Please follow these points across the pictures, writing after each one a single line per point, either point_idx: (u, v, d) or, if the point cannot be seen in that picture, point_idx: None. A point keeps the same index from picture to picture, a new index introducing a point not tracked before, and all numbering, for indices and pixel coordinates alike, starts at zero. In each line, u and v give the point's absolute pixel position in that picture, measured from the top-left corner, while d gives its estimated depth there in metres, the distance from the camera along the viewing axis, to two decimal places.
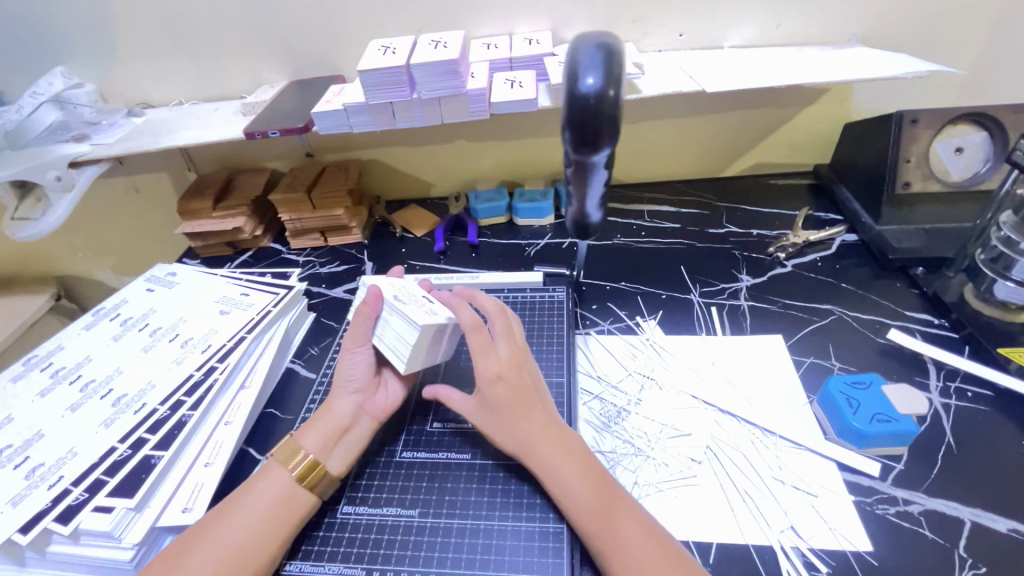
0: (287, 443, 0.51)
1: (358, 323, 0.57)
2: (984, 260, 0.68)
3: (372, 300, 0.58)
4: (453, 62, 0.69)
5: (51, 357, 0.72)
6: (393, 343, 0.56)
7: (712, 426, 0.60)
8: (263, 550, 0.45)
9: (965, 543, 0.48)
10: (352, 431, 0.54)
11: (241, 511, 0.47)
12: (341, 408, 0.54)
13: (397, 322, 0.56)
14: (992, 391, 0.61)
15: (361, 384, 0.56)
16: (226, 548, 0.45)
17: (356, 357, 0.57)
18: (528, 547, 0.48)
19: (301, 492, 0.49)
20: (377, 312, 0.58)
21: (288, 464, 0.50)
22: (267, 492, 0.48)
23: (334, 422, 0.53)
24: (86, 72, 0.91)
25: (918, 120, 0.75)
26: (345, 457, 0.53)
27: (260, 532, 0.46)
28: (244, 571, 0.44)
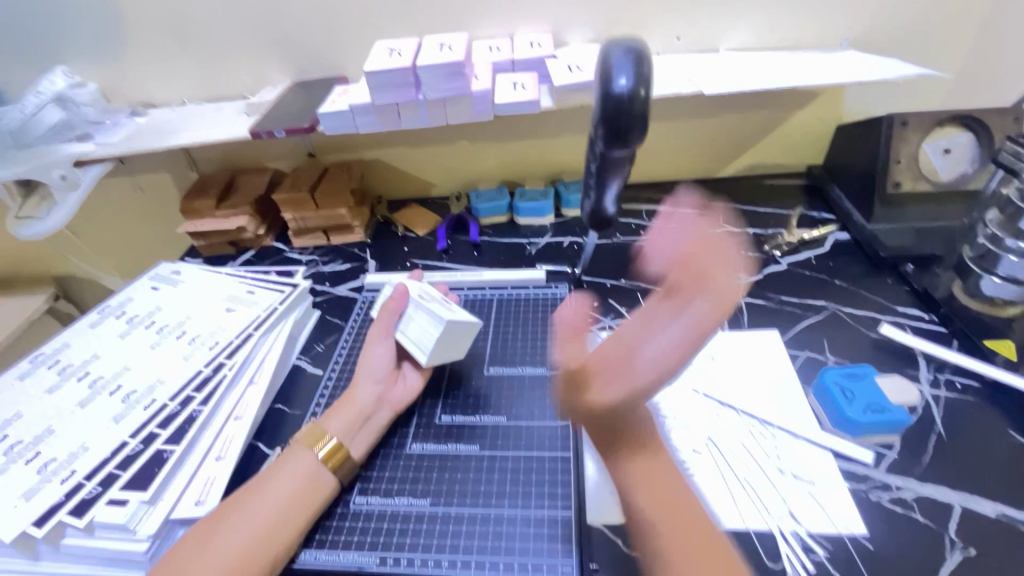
0: (312, 429, 0.54)
1: (385, 318, 0.64)
2: (972, 257, 0.71)
3: (397, 297, 0.65)
4: (458, 64, 0.70)
5: (58, 354, 0.72)
6: (416, 335, 0.62)
7: (712, 418, 0.62)
8: (290, 526, 0.49)
9: (955, 527, 0.50)
10: (373, 418, 0.58)
11: (267, 492, 0.50)
12: (363, 396, 0.58)
13: (421, 317, 0.62)
14: (980, 382, 0.63)
15: (382, 375, 0.60)
16: (256, 525, 0.48)
17: (380, 349, 0.62)
18: (538, 533, 0.50)
19: (324, 474, 0.52)
20: (401, 308, 0.64)
21: (314, 448, 0.53)
22: (293, 474, 0.51)
23: (356, 409, 0.57)
24: (89, 72, 0.91)
25: (908, 122, 0.78)
26: (365, 442, 0.56)
27: (287, 511, 0.49)
28: (273, 546, 0.47)
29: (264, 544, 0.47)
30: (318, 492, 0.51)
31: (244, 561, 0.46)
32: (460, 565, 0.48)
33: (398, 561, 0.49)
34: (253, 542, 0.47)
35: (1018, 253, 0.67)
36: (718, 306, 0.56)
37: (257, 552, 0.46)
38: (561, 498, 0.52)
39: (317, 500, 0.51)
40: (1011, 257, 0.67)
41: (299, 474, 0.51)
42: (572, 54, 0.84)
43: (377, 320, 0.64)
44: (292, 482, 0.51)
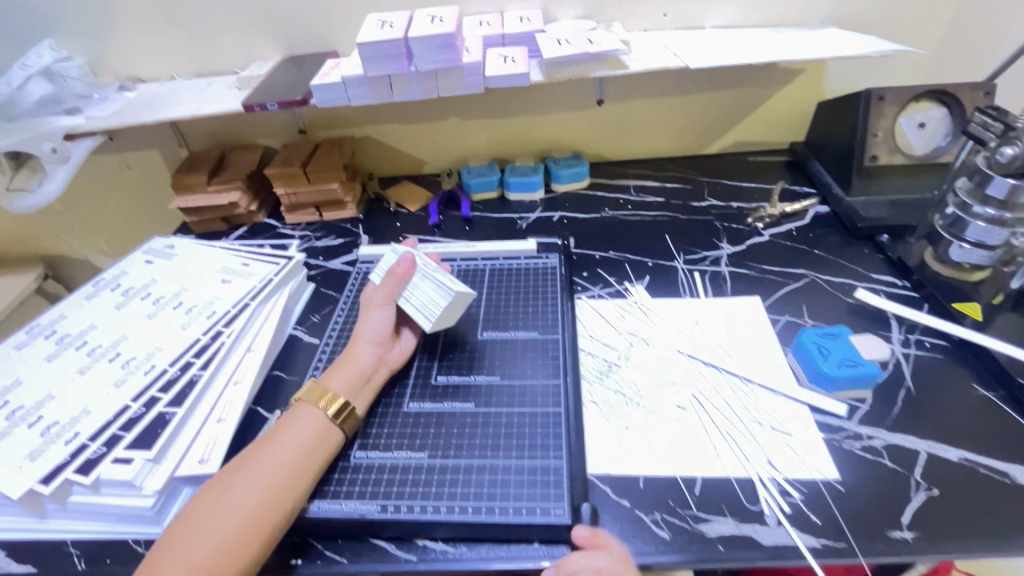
0: (316, 386, 0.56)
1: (390, 285, 0.64)
2: (942, 225, 0.74)
3: (404, 265, 0.65)
4: (449, 36, 0.71)
5: (55, 325, 0.73)
6: (420, 303, 0.63)
7: (696, 377, 0.65)
8: (297, 482, 0.50)
9: (920, 471, 0.54)
10: (373, 378, 0.60)
11: (278, 446, 0.51)
12: (364, 356, 0.60)
13: (427, 285, 0.64)
14: (947, 341, 0.67)
15: (382, 337, 0.62)
16: (269, 478, 0.49)
17: (382, 314, 0.63)
18: (532, 481, 0.53)
19: (332, 429, 0.54)
20: (407, 276, 0.65)
21: (319, 404, 0.55)
22: (301, 429, 0.53)
23: (359, 368, 0.59)
24: (75, 46, 0.91)
25: (884, 97, 0.81)
26: (367, 399, 0.58)
27: (298, 463, 0.51)
28: (282, 500, 0.49)
29: (279, 496, 0.48)
30: (326, 446, 0.53)
31: (260, 512, 0.47)
32: (457, 510, 0.50)
33: (399, 507, 0.51)
34: (268, 494, 0.48)
35: (985, 219, 0.70)
36: None
37: (271, 504, 0.48)
38: (554, 449, 0.55)
39: (325, 454, 0.53)
40: (977, 222, 0.70)
41: (309, 429, 0.53)
42: (561, 29, 0.85)
43: (381, 286, 0.64)
44: (301, 437, 0.52)
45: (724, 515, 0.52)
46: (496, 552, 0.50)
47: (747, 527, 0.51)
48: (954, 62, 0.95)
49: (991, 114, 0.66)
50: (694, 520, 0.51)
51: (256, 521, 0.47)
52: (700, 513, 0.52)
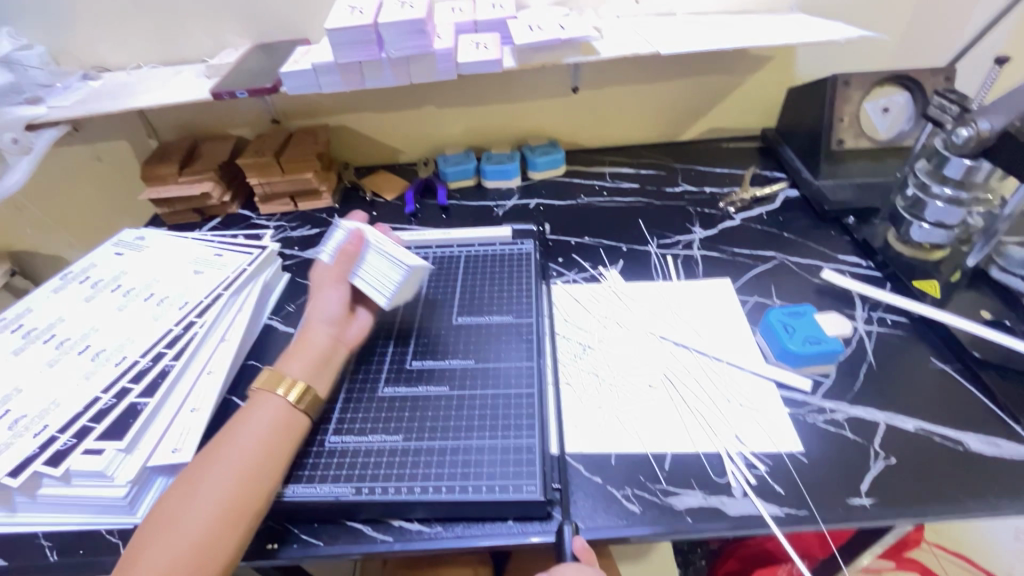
0: (272, 372, 0.55)
1: (342, 263, 0.64)
2: (903, 206, 0.76)
3: (354, 242, 0.64)
4: (419, 22, 0.71)
5: (22, 319, 0.71)
6: (374, 281, 0.63)
7: (668, 357, 0.66)
8: (269, 466, 0.50)
9: (879, 440, 0.56)
10: (332, 359, 0.59)
11: (244, 434, 0.51)
12: (318, 339, 0.59)
13: (380, 261, 0.64)
14: (907, 318, 0.69)
15: (337, 317, 0.61)
16: (238, 468, 0.49)
17: (335, 293, 0.63)
18: (505, 459, 0.54)
19: (296, 414, 0.54)
20: (358, 254, 0.65)
21: (277, 390, 0.54)
22: (265, 414, 0.53)
23: (315, 351, 0.58)
24: (35, 34, 0.88)
25: (850, 82, 0.83)
26: (329, 380, 0.58)
27: (267, 451, 0.51)
28: (256, 486, 0.49)
29: (249, 486, 0.49)
30: (293, 429, 0.53)
31: (235, 500, 0.47)
32: (431, 490, 0.51)
33: (373, 489, 0.52)
34: (239, 484, 0.48)
35: (943, 199, 0.71)
36: None
37: (245, 491, 0.48)
38: (527, 429, 0.56)
39: (293, 436, 0.53)
40: (934, 203, 0.71)
41: (274, 414, 0.53)
42: (534, 15, 0.85)
43: (332, 265, 0.64)
44: (265, 424, 0.52)
45: (692, 488, 0.53)
46: (470, 531, 0.51)
47: (714, 499, 0.52)
48: (916, 48, 0.98)
49: (950, 98, 0.68)
50: (664, 494, 0.53)
51: (230, 511, 0.47)
52: (670, 487, 0.53)
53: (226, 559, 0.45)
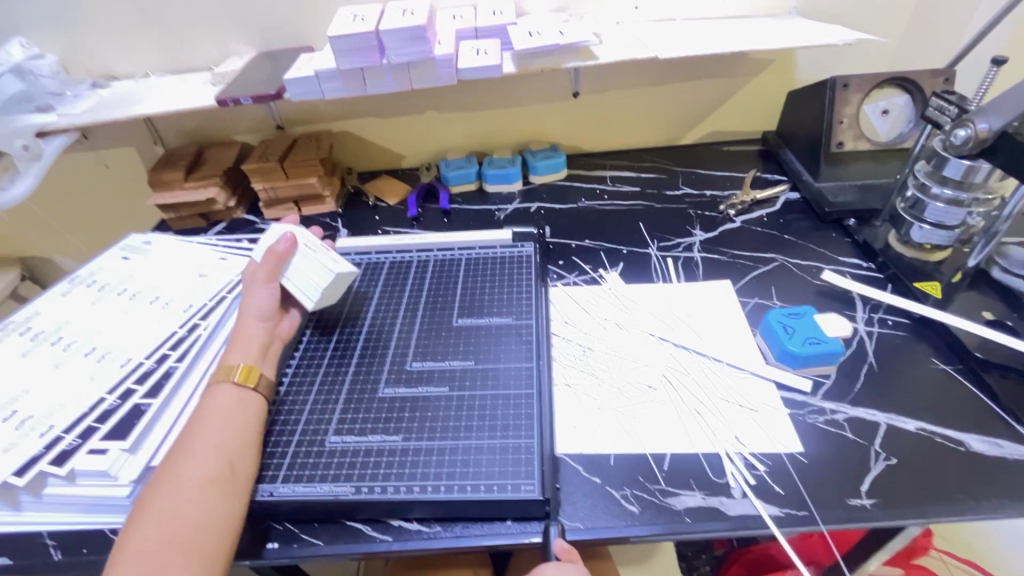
0: (220, 366, 0.57)
1: (271, 263, 0.66)
2: (904, 207, 0.76)
3: (284, 244, 0.67)
4: (421, 28, 0.72)
5: (29, 322, 0.72)
6: (303, 282, 0.67)
7: (667, 358, 0.66)
8: (241, 444, 0.52)
9: (880, 441, 0.56)
10: (270, 348, 0.62)
11: (208, 424, 0.52)
12: (255, 331, 0.61)
13: (308, 264, 0.67)
14: (908, 319, 0.69)
15: (268, 312, 0.63)
16: (214, 452, 0.50)
17: (267, 291, 0.64)
18: (503, 458, 0.54)
19: (249, 394, 0.56)
20: (287, 256, 0.67)
21: (228, 379, 0.56)
22: (222, 402, 0.54)
23: (255, 341, 0.61)
24: (46, 44, 0.90)
25: (849, 84, 0.83)
26: (274, 365, 0.61)
27: (236, 433, 0.53)
28: (235, 462, 0.51)
29: (231, 466, 0.50)
30: (251, 410, 0.55)
31: (220, 477, 0.49)
32: (429, 489, 0.52)
33: (372, 489, 0.52)
34: (220, 466, 0.50)
35: (943, 200, 0.71)
36: None
37: (228, 469, 0.50)
38: (525, 428, 0.57)
39: (253, 416, 0.55)
40: (935, 204, 0.71)
41: (229, 401, 0.55)
42: (533, 21, 0.86)
43: (261, 265, 0.66)
44: (222, 412, 0.54)
45: (692, 489, 0.53)
46: (468, 531, 0.51)
47: (714, 500, 0.52)
48: (916, 50, 0.98)
49: (948, 99, 0.68)
50: (662, 495, 0.53)
51: (219, 488, 0.48)
52: (669, 487, 0.53)
53: (229, 531, 0.47)
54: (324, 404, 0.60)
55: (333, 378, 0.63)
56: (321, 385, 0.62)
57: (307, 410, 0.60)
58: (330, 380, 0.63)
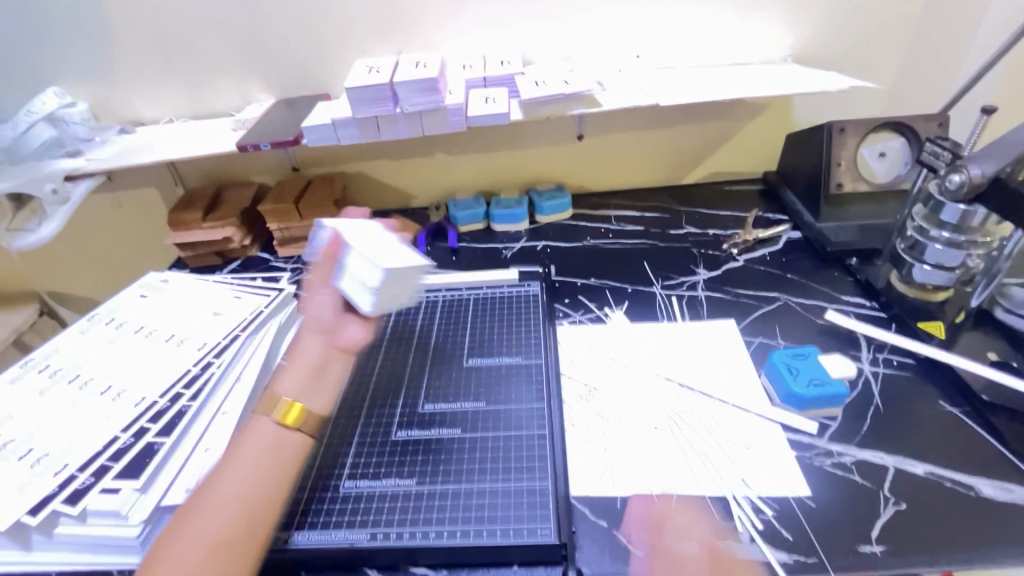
0: (267, 395, 0.58)
1: (324, 265, 0.66)
2: (903, 248, 0.78)
3: (332, 245, 0.67)
4: (433, 80, 0.76)
5: (49, 359, 0.74)
6: (356, 284, 0.64)
7: (673, 398, 0.66)
8: (264, 490, 0.52)
9: (889, 485, 0.56)
10: (326, 367, 0.63)
11: (238, 466, 0.53)
12: (310, 349, 0.63)
13: (358, 262, 0.64)
14: (915, 359, 0.69)
15: (325, 325, 0.65)
16: (237, 502, 0.51)
17: (323, 297, 0.65)
18: (516, 502, 0.54)
19: (289, 434, 0.57)
20: (338, 255, 0.66)
21: (270, 412, 0.57)
22: (259, 439, 0.55)
23: (308, 364, 0.62)
24: (78, 92, 0.96)
25: (845, 128, 0.86)
26: (325, 394, 0.61)
27: (266, 477, 0.53)
28: (251, 512, 0.51)
29: (244, 518, 0.50)
30: (284, 453, 0.55)
31: (232, 530, 0.49)
32: (446, 535, 0.52)
33: (387, 535, 0.52)
34: (244, 517, 0.50)
35: (942, 242, 0.72)
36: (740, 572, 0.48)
37: (242, 520, 0.50)
38: (539, 471, 0.57)
39: (285, 458, 0.55)
40: (933, 245, 0.72)
41: (265, 441, 0.55)
42: (540, 70, 0.91)
43: (315, 269, 0.67)
44: (256, 453, 0.54)
45: None
46: None
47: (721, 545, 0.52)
48: (912, 95, 1.01)
49: (942, 145, 0.69)
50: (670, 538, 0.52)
51: (227, 541, 0.49)
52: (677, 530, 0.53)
53: None
54: (337, 447, 0.61)
55: (345, 422, 0.64)
56: (333, 430, 0.63)
57: (320, 454, 0.60)
58: (342, 424, 0.64)
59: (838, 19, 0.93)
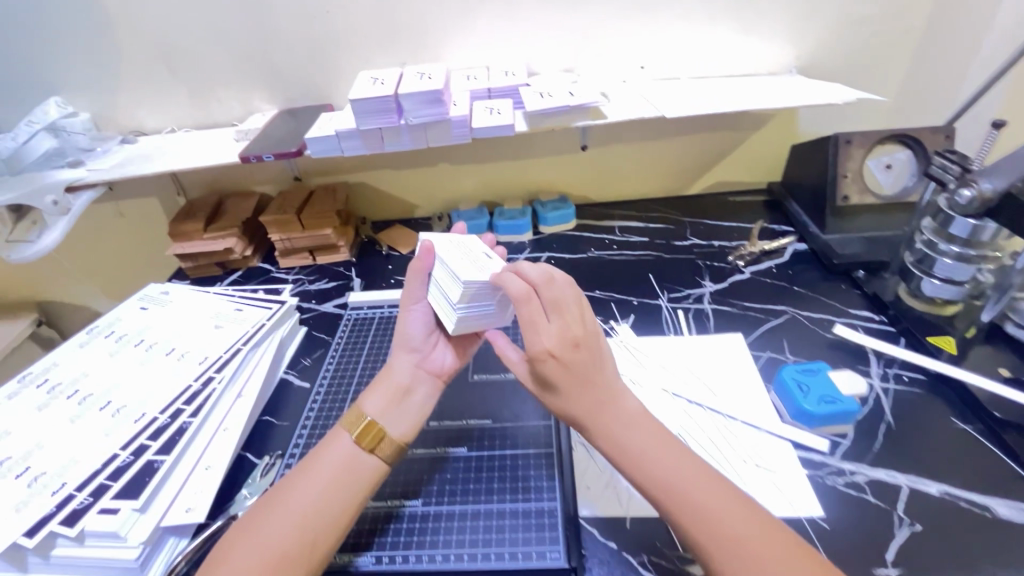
0: (351, 411, 0.56)
1: (412, 279, 0.59)
2: (913, 261, 0.77)
3: (424, 256, 0.59)
4: (438, 92, 0.75)
5: (47, 373, 0.73)
6: (444, 301, 0.57)
7: (681, 415, 0.66)
8: (333, 511, 0.49)
9: (903, 506, 0.55)
10: (412, 391, 0.59)
11: (306, 483, 0.50)
12: (399, 368, 0.59)
13: (445, 276, 0.56)
14: (925, 375, 0.68)
15: (419, 343, 0.60)
16: (302, 520, 0.48)
17: (416, 312, 0.60)
18: (526, 524, 0.53)
19: (363, 457, 0.53)
20: (428, 268, 0.59)
21: (351, 430, 0.54)
22: (334, 455, 0.53)
23: (394, 385, 0.58)
24: (80, 102, 0.95)
25: (851, 140, 0.86)
26: (404, 422, 0.57)
27: (333, 499, 0.50)
28: (314, 531, 0.48)
29: (306, 537, 0.47)
30: (358, 474, 0.52)
31: (293, 549, 0.47)
32: (453, 559, 0.51)
33: (392, 558, 0.51)
34: (307, 538, 0.47)
35: (952, 256, 0.72)
36: (565, 335, 0.49)
37: (304, 539, 0.47)
38: (547, 491, 0.56)
39: (357, 479, 0.52)
40: (944, 259, 0.72)
41: (338, 459, 0.52)
42: (544, 82, 0.90)
43: (405, 280, 0.60)
44: (328, 470, 0.52)
45: None
46: None
47: None
48: (916, 106, 1.01)
49: (951, 158, 0.68)
50: (681, 561, 0.50)
51: (285, 560, 0.46)
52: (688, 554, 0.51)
53: None
54: None
55: None
56: None
57: None
58: None
59: (843, 31, 0.93)
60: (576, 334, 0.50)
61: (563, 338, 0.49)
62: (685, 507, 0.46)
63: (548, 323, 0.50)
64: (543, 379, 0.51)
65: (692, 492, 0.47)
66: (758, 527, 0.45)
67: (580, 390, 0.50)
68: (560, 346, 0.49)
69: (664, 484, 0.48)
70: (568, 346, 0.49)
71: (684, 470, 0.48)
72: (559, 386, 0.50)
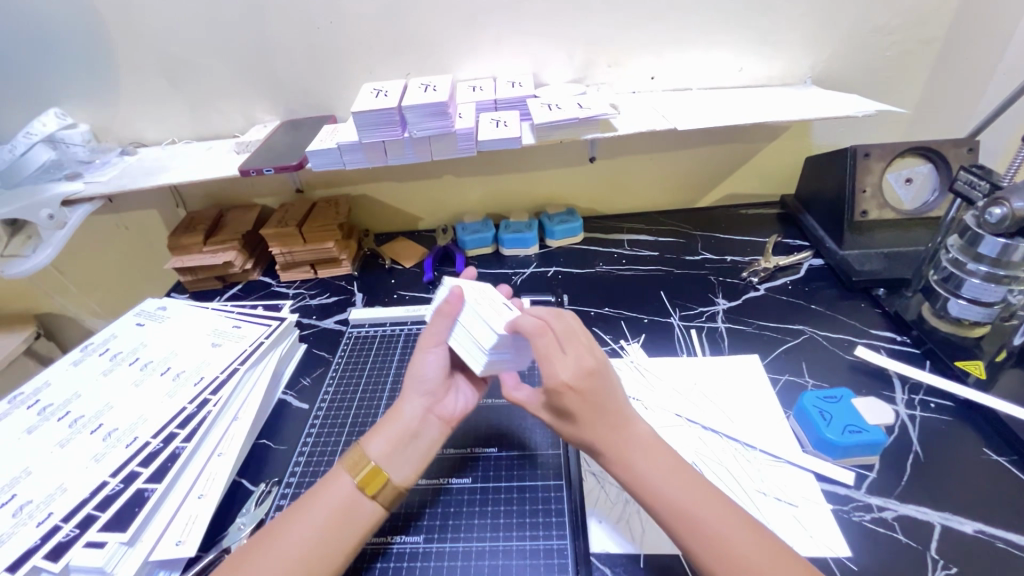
0: (354, 451, 0.52)
1: (438, 323, 0.56)
2: (937, 280, 0.73)
3: (453, 301, 0.56)
4: (442, 104, 0.73)
5: (38, 394, 0.70)
6: (469, 345, 0.55)
7: (696, 442, 0.63)
8: (324, 557, 0.46)
9: (936, 545, 0.51)
10: (420, 434, 0.55)
11: (301, 524, 0.48)
12: (408, 411, 0.55)
13: (476, 324, 0.54)
14: (953, 402, 0.65)
15: (431, 387, 0.56)
16: (292, 565, 0.45)
17: (433, 356, 0.57)
18: (534, 565, 0.50)
19: (362, 501, 0.50)
20: (456, 313, 0.56)
21: (352, 472, 0.51)
22: (332, 497, 0.50)
23: (401, 427, 0.54)
24: (80, 114, 0.93)
25: (870, 154, 0.82)
26: (410, 466, 0.53)
27: (326, 545, 0.47)
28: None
29: None
30: (353, 519, 0.49)
31: None
32: None
33: None
34: None
35: (980, 276, 0.68)
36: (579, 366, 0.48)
37: None
38: (557, 528, 0.53)
39: (352, 524, 0.49)
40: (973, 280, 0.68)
41: (336, 501, 0.49)
42: (552, 93, 0.88)
43: (430, 323, 0.57)
44: (324, 513, 0.49)
45: None
46: None
47: None
48: (933, 117, 0.98)
49: (977, 173, 0.66)
50: None
51: None
52: None
53: None
54: None
55: None
56: None
57: None
58: None
59: (860, 40, 0.90)
60: (591, 363, 0.48)
61: (579, 368, 0.47)
62: (698, 528, 0.44)
63: (562, 356, 0.48)
64: (561, 411, 0.49)
65: (705, 517, 0.44)
66: (782, 562, 0.42)
67: (598, 423, 0.48)
68: (577, 376, 0.47)
69: (679, 509, 0.45)
70: (584, 376, 0.47)
71: (700, 493, 0.46)
72: (578, 416, 0.48)
